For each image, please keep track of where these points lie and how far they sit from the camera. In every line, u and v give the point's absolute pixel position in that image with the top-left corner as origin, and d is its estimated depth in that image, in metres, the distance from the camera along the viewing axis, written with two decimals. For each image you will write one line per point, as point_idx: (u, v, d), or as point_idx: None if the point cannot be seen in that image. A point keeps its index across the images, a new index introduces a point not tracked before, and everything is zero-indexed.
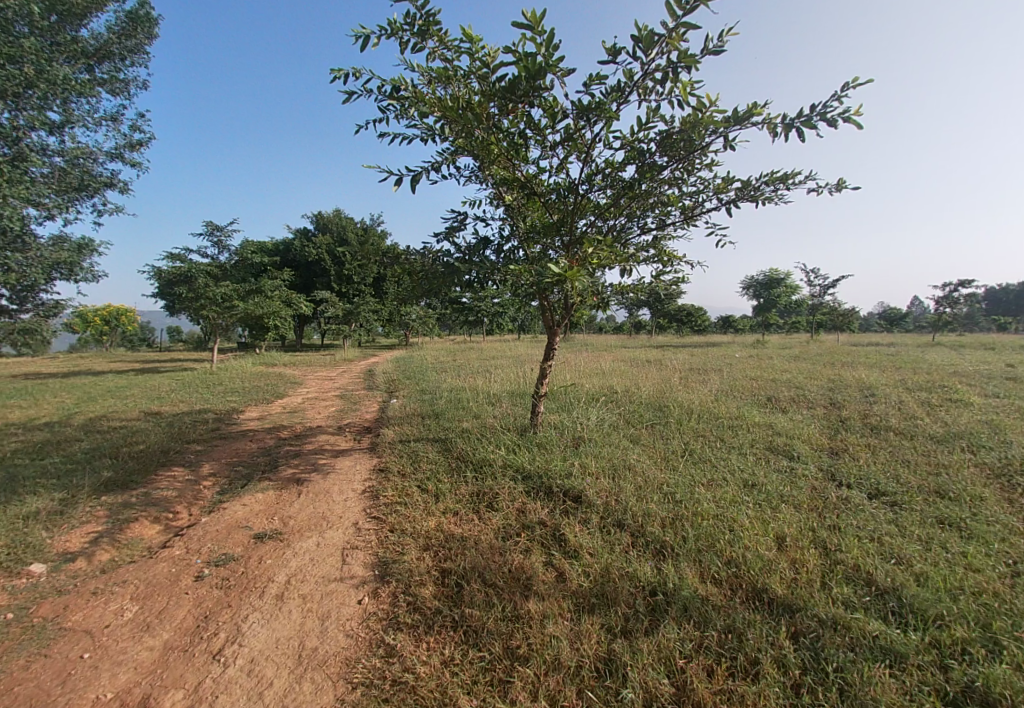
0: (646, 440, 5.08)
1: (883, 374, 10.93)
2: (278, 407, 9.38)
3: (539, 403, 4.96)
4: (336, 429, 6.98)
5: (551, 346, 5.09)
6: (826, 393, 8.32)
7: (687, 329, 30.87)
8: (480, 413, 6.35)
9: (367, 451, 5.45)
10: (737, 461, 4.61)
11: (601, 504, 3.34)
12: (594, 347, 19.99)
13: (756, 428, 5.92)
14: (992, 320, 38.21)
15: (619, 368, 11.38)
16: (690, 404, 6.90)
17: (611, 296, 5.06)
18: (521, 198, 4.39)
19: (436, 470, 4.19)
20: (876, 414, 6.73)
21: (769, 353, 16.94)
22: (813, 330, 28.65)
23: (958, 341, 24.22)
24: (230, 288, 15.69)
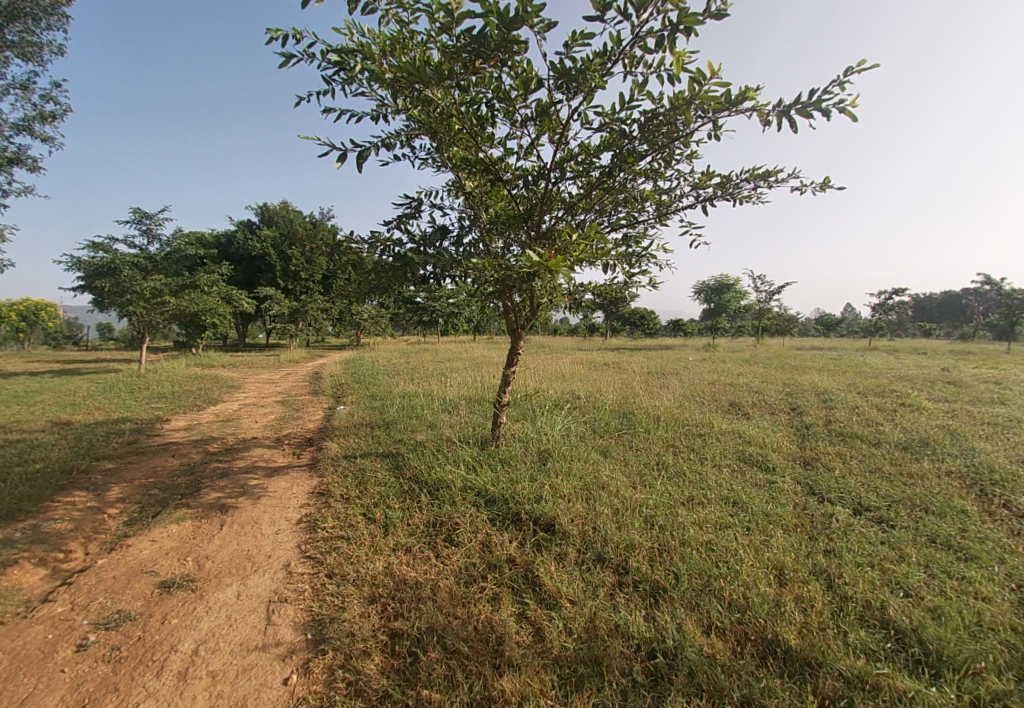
0: (617, 452, 4.73)
1: (834, 379, 11.23)
2: (209, 415, 8.39)
3: (501, 413, 4.49)
4: (274, 442, 6.22)
5: (514, 351, 4.61)
6: (787, 399, 8.35)
7: (641, 332, 31.43)
8: (435, 422, 5.80)
9: (308, 469, 4.78)
10: (714, 474, 4.32)
11: (578, 533, 2.91)
12: (552, 350, 19.79)
13: (726, 436, 5.72)
14: (914, 327, 41.42)
15: (581, 372, 11.08)
16: (657, 410, 6.65)
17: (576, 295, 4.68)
18: (483, 186, 3.91)
19: (386, 494, 3.63)
20: (839, 420, 6.74)
21: (721, 357, 17.30)
22: (759, 335, 29.84)
23: (887, 347, 25.95)
24: (161, 282, 14.23)
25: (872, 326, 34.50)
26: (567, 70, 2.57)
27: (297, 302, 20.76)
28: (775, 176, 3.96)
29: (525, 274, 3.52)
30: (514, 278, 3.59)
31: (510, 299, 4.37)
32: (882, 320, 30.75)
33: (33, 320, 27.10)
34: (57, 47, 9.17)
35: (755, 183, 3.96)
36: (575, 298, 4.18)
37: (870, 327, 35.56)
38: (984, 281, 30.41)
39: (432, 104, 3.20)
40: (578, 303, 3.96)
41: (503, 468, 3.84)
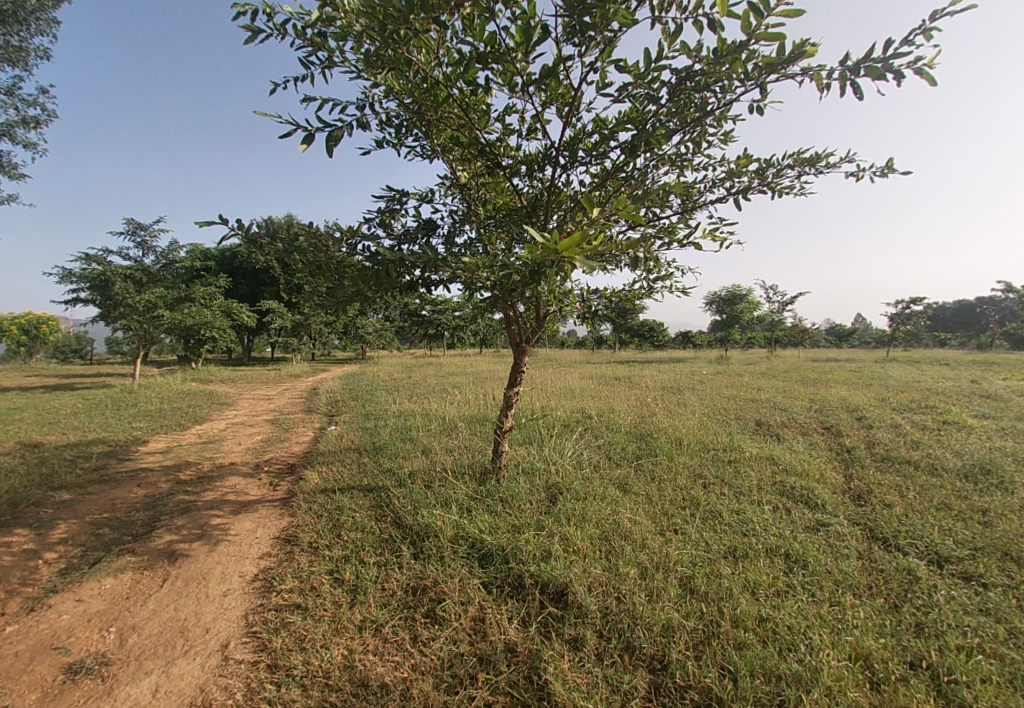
0: (636, 485, 4.06)
1: (862, 393, 10.44)
2: (191, 436, 7.76)
3: (503, 440, 3.84)
4: (251, 469, 5.58)
5: (517, 368, 3.95)
6: (818, 417, 7.61)
7: (648, 344, 30.69)
8: (429, 448, 5.15)
9: (280, 505, 4.13)
10: (757, 515, 3.63)
11: (599, 610, 2.26)
12: (557, 363, 19.09)
13: (758, 463, 5.04)
14: (930, 338, 40.36)
15: (590, 387, 10.37)
16: (677, 432, 5.97)
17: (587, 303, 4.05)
18: (480, 177, 3.34)
19: (360, 546, 2.98)
20: (882, 443, 6.01)
21: (735, 369, 16.53)
22: (771, 346, 29.03)
23: (906, 358, 25.02)
24: (155, 295, 13.73)
25: (887, 337, 33.53)
26: (579, 5, 1.98)
27: (298, 315, 20.31)
28: (825, 160, 3.36)
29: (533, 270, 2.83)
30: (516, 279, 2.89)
31: (508, 307, 3.68)
32: (900, 330, 29.79)
33: (34, 334, 26.74)
34: (42, 51, 8.76)
35: (801, 168, 3.36)
36: (588, 312, 3.50)
37: (886, 337, 34.56)
38: (1004, 289, 29.50)
39: (413, 69, 2.64)
40: (594, 317, 3.27)
41: (505, 512, 3.18)
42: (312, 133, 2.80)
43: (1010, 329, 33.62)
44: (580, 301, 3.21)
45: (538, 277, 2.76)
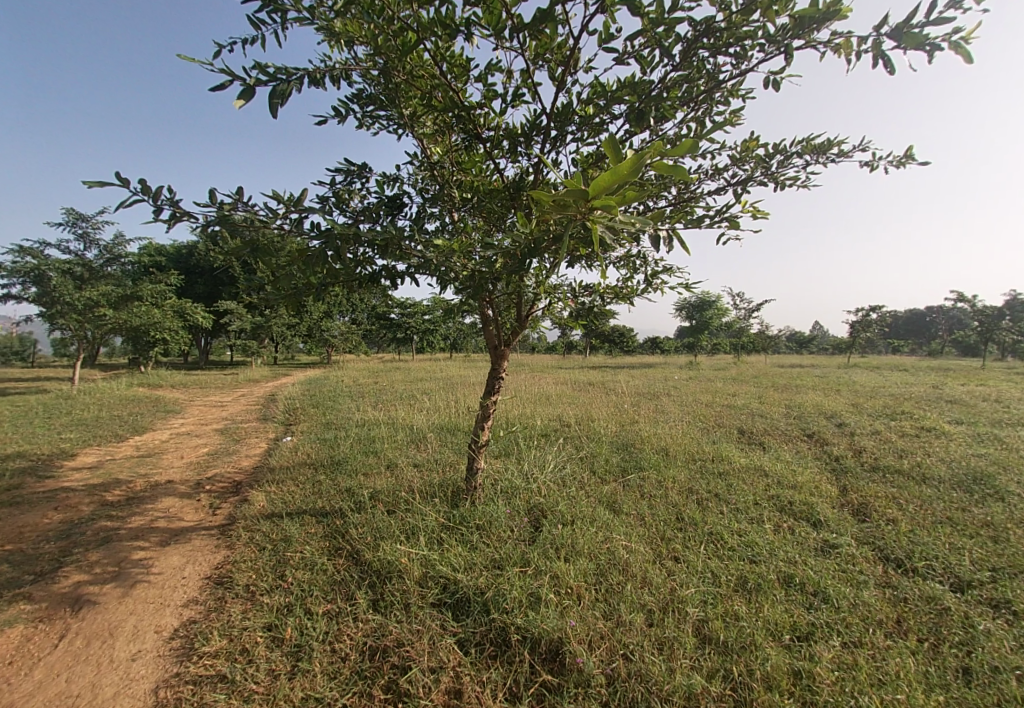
0: (627, 503, 3.68)
1: (834, 399, 10.43)
2: (127, 449, 6.89)
3: (479, 456, 3.38)
4: (193, 487, 4.92)
5: (495, 374, 3.48)
6: (797, 424, 7.44)
7: (619, 350, 30.77)
8: (396, 462, 4.64)
9: (220, 534, 3.51)
10: (764, 539, 3.27)
11: (606, 677, 1.87)
12: (531, 368, 18.70)
13: (750, 475, 4.76)
14: (884, 344, 42.15)
15: (566, 393, 9.97)
16: (662, 441, 5.65)
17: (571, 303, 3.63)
18: (456, 154, 2.90)
19: (308, 591, 2.47)
20: (868, 451, 5.83)
21: (706, 375, 16.70)
22: (738, 351, 29.56)
23: (865, 365, 25.90)
24: (96, 293, 12.52)
25: (846, 344, 34.66)
26: None
27: (259, 317, 19.25)
28: (834, 148, 3.07)
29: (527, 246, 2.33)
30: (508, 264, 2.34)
31: (485, 300, 3.16)
32: (860, 337, 30.80)
33: None
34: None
35: (809, 157, 3.06)
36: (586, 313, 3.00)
37: (844, 343, 35.73)
38: (953, 299, 31.05)
39: (379, 15, 2.17)
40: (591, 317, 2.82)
41: (484, 546, 2.71)
42: (252, 87, 2.29)
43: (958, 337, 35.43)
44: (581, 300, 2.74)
45: (526, 266, 2.30)
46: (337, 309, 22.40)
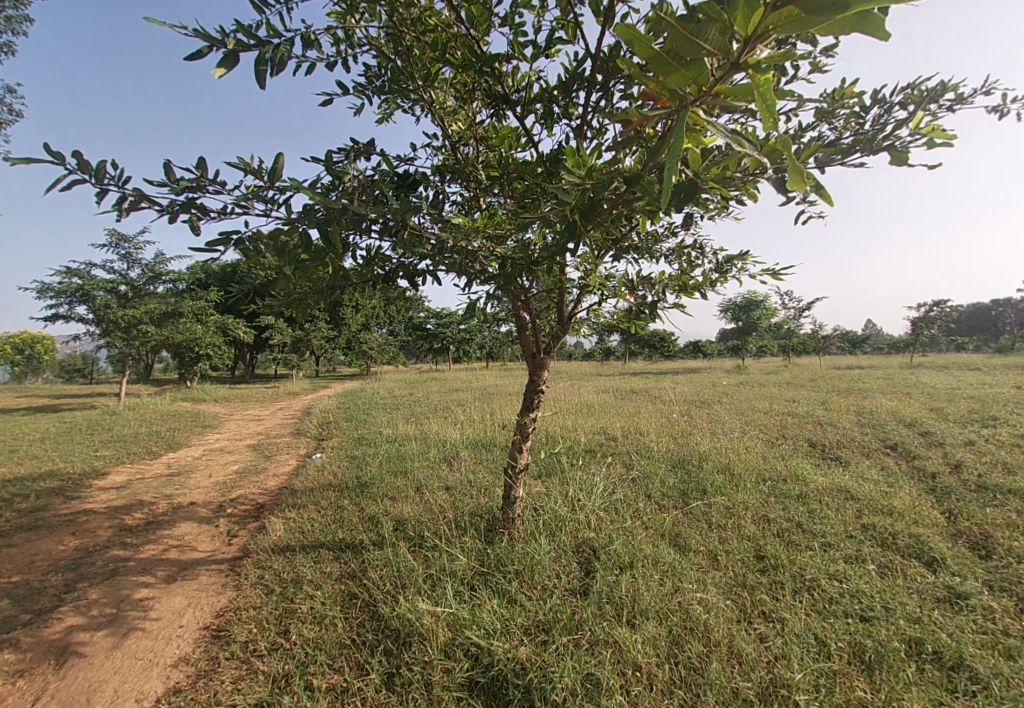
0: (692, 537, 3.11)
1: (910, 404, 9.31)
2: (157, 466, 6.77)
3: (517, 485, 2.90)
4: (214, 510, 4.65)
5: (533, 387, 2.98)
6: (875, 434, 6.55)
7: (658, 355, 29.70)
8: (425, 484, 4.22)
9: (229, 571, 3.15)
10: (873, 589, 2.63)
11: None
12: (569, 376, 18.05)
13: (832, 496, 4.08)
14: (948, 342, 39.07)
15: (608, 403, 9.31)
16: (722, 457, 5.00)
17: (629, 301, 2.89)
18: (480, 130, 2.46)
19: (313, 657, 2.06)
20: (970, 466, 4.97)
21: (757, 379, 15.66)
22: (786, 353, 27.92)
23: (933, 365, 23.83)
24: (140, 311, 12.83)
25: (907, 342, 32.25)
26: None
27: (296, 331, 19.51)
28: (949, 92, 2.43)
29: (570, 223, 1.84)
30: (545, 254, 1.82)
31: (521, 296, 2.68)
32: (924, 335, 28.44)
33: (28, 353, 25.77)
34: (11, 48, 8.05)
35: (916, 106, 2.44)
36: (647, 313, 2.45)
37: (905, 342, 33.19)
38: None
39: None
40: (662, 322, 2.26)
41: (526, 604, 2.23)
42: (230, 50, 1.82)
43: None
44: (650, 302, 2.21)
45: (569, 253, 1.78)
46: (371, 320, 22.53)
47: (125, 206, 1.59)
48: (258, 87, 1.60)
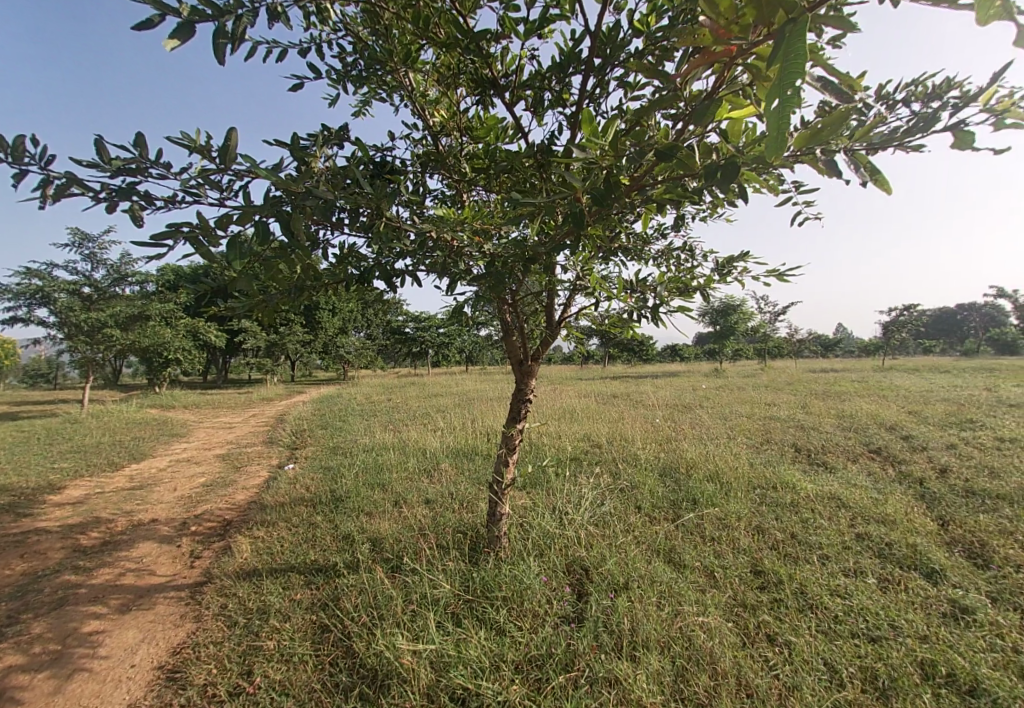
0: (686, 551, 2.98)
1: (888, 407, 9.43)
2: (119, 479, 6.35)
3: (503, 501, 2.72)
4: (177, 527, 4.34)
5: (520, 396, 2.80)
6: (858, 438, 6.56)
7: (639, 358, 29.86)
8: (405, 497, 4.00)
9: (190, 599, 2.88)
10: (877, 605, 2.53)
11: None
12: (552, 380, 17.90)
13: (823, 503, 4.00)
14: (916, 345, 40.32)
15: (591, 408, 9.18)
16: (711, 464, 4.90)
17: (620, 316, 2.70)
18: (465, 121, 2.29)
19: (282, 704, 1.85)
20: (955, 470, 4.97)
21: (737, 382, 15.78)
22: (763, 357, 28.38)
23: (905, 367, 24.45)
24: (105, 314, 12.21)
25: (878, 345, 33.12)
26: None
27: (272, 334, 18.94)
28: None
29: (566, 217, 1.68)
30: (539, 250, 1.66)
31: (508, 299, 2.50)
32: (894, 338, 29.25)
33: None
34: None
35: None
36: (642, 316, 2.25)
37: (877, 345, 34.12)
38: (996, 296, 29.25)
39: None
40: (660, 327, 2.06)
41: (517, 636, 2.05)
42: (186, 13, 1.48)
43: (998, 335, 33.63)
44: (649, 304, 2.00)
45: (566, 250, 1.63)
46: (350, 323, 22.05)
47: (50, 191, 1.37)
48: (217, 62, 1.35)
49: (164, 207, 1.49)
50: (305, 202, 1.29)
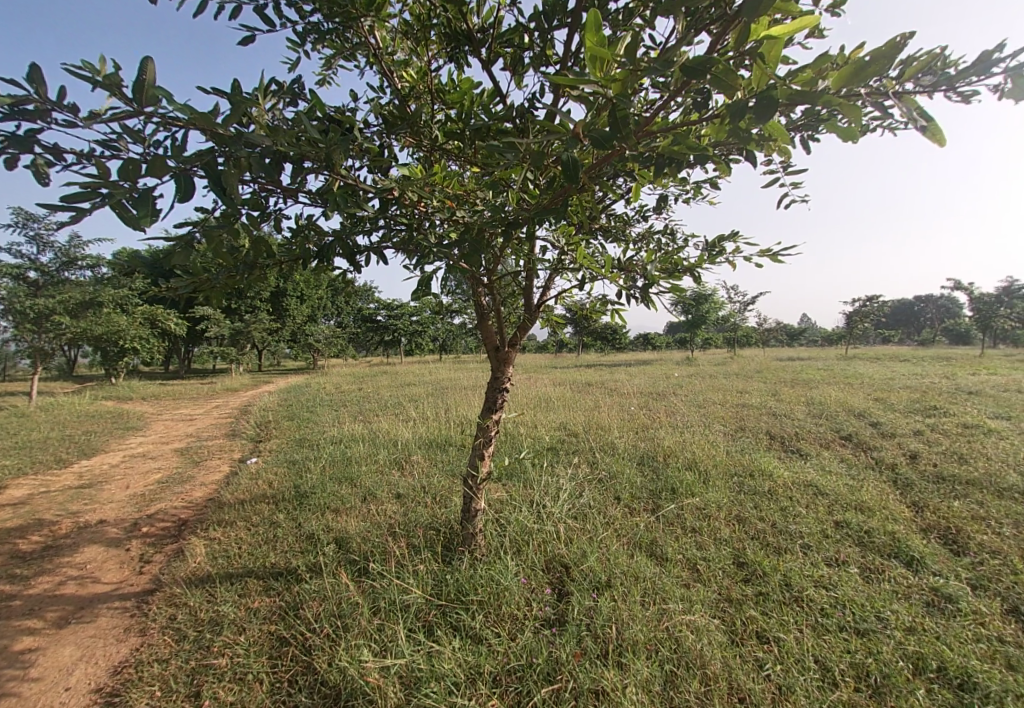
0: (668, 543, 2.89)
1: (854, 394, 9.68)
2: (64, 477, 5.89)
3: (479, 497, 2.55)
4: (126, 529, 4.01)
5: (495, 384, 2.63)
6: (828, 425, 6.66)
7: (612, 348, 30.07)
8: (374, 492, 3.79)
9: (135, 611, 2.62)
10: (862, 597, 2.50)
11: None
12: (527, 369, 17.82)
13: (800, 491, 4.01)
14: (876, 335, 41.96)
15: (567, 397, 9.08)
16: (688, 452, 4.86)
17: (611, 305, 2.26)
18: (437, 80, 2.06)
19: None
20: (923, 456, 5.07)
21: (708, 370, 16.01)
22: (733, 345, 28.97)
23: (866, 356, 25.32)
24: (52, 300, 11.37)
25: (842, 334, 34.30)
26: None
27: (237, 323, 18.17)
28: None
29: (551, 183, 1.50)
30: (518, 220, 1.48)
31: (482, 279, 2.30)
32: (857, 328, 30.29)
33: None
34: None
35: None
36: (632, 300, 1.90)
37: (840, 334, 35.34)
38: (951, 287, 30.46)
39: None
40: (647, 308, 1.88)
41: (496, 645, 1.90)
42: None
43: (951, 325, 35.30)
44: (638, 283, 1.79)
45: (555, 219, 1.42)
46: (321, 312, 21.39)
47: None
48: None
49: (76, 163, 1.23)
50: (240, 153, 1.06)
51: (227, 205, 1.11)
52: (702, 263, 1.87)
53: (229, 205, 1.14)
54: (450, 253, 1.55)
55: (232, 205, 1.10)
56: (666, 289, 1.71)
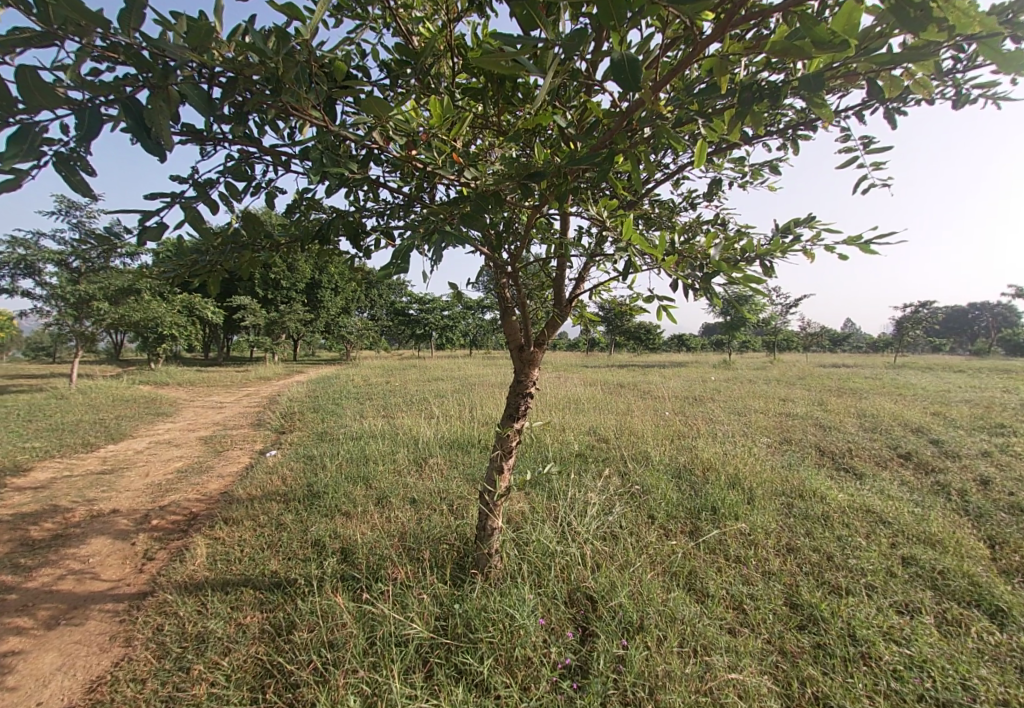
0: (708, 576, 2.54)
1: (911, 408, 8.90)
2: (90, 462, 5.92)
3: (495, 515, 2.27)
4: (137, 521, 3.91)
5: (518, 387, 2.33)
6: (884, 442, 6.05)
7: (643, 349, 29.26)
8: (386, 497, 3.55)
9: (125, 616, 2.46)
10: (941, 656, 2.07)
11: None
12: (556, 367, 17.42)
13: (858, 518, 3.54)
14: (928, 343, 39.46)
15: (597, 398, 8.69)
16: (728, 467, 4.43)
17: (664, 301, 1.79)
18: (457, 30, 1.75)
19: None
20: (999, 482, 4.48)
21: (747, 376, 15.20)
22: (771, 349, 27.72)
23: (918, 365, 23.70)
24: (95, 285, 11.68)
25: (891, 342, 32.33)
26: None
27: (270, 313, 18.44)
28: None
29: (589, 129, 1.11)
30: (540, 173, 1.17)
31: (506, 268, 1.99)
32: (908, 335, 28.48)
33: None
34: None
35: None
36: (689, 292, 1.46)
37: (888, 341, 33.40)
38: (1016, 294, 28.20)
39: None
40: (705, 303, 1.49)
41: (505, 700, 1.64)
42: None
43: (1013, 335, 32.80)
44: (698, 272, 1.41)
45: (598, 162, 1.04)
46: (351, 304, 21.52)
47: None
48: None
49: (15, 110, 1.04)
50: (164, 80, 0.83)
51: (146, 148, 0.86)
52: (775, 249, 1.50)
53: (153, 150, 0.89)
54: (453, 221, 1.24)
55: (151, 147, 0.85)
56: (733, 280, 1.34)
